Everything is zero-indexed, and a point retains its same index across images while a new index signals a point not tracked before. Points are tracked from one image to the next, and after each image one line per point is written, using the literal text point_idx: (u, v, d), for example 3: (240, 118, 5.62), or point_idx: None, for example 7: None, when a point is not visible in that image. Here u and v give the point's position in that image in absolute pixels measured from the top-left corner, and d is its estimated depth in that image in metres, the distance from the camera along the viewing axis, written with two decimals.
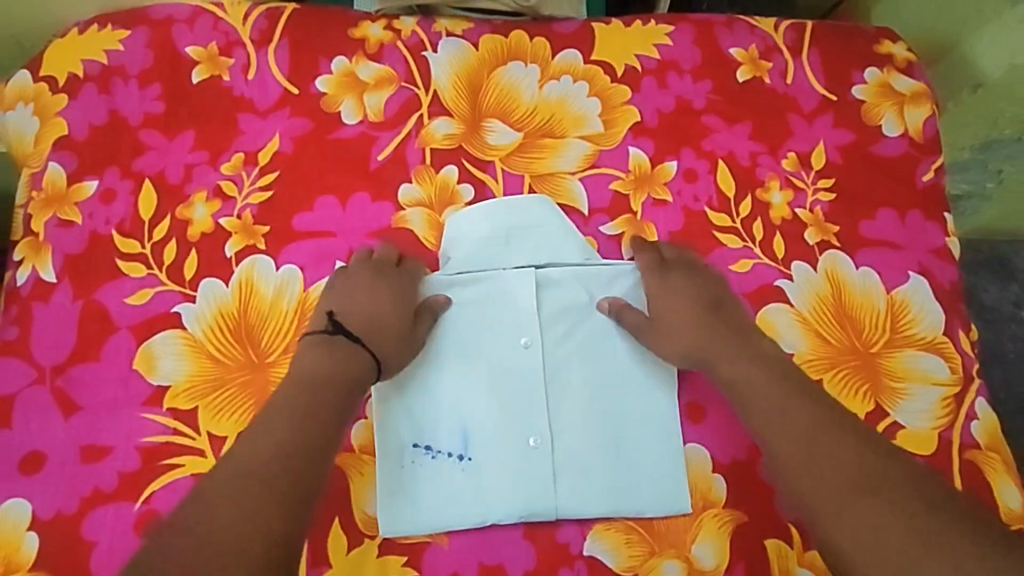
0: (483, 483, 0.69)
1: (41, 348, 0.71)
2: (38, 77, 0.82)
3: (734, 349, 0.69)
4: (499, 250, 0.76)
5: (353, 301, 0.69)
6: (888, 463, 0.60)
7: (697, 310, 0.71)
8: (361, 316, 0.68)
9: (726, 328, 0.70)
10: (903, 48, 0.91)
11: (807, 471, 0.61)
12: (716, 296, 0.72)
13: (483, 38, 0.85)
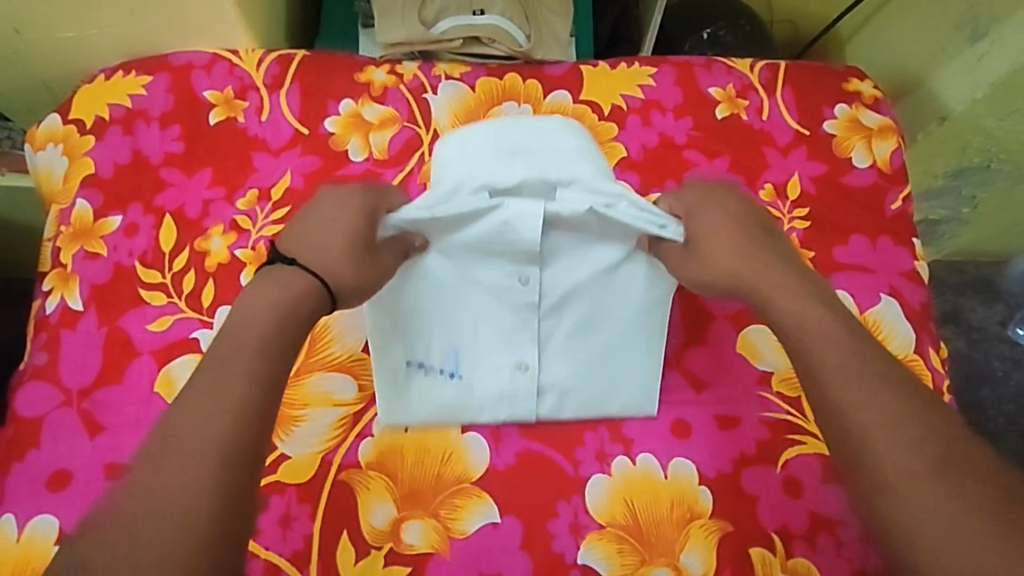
0: (472, 399, 0.76)
1: (68, 373, 0.76)
2: (67, 119, 0.88)
3: (783, 281, 0.68)
4: (501, 164, 0.71)
5: (317, 228, 0.65)
6: (948, 441, 0.59)
7: (739, 242, 0.71)
8: (320, 242, 0.64)
9: (772, 255, 0.70)
10: (870, 85, 0.98)
11: (852, 390, 0.61)
12: (765, 226, 0.72)
13: (479, 81, 0.92)
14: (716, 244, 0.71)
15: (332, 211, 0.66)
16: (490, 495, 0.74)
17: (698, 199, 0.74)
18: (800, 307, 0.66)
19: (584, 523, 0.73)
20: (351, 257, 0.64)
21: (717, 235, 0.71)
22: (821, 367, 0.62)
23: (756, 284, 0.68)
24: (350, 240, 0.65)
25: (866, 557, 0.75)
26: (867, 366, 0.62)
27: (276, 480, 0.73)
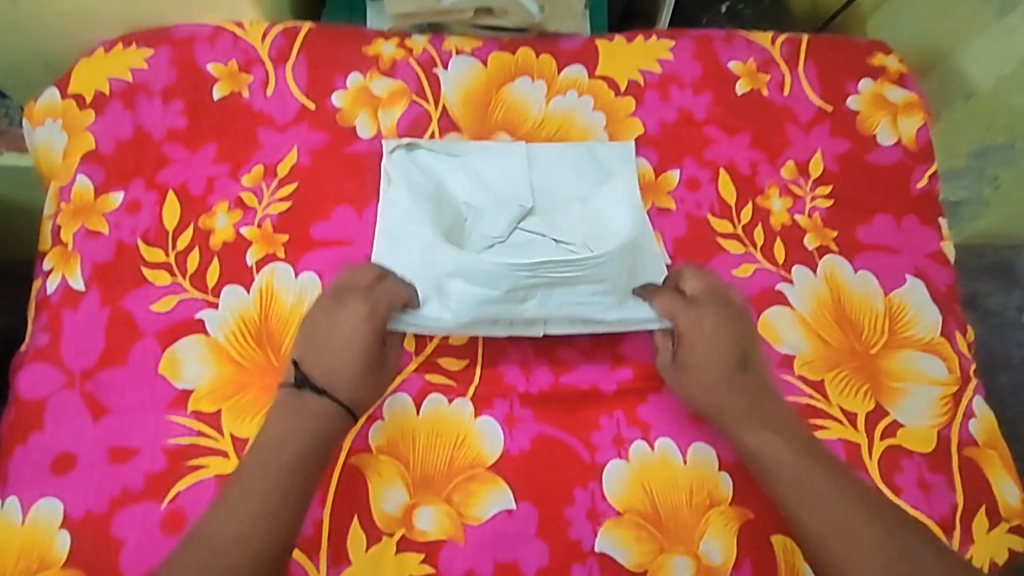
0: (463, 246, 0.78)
1: (70, 354, 0.74)
2: (66, 94, 0.86)
3: (757, 421, 0.72)
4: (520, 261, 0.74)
5: (331, 347, 0.71)
6: (894, 524, 0.67)
7: (722, 370, 0.73)
8: (338, 365, 0.70)
9: (750, 388, 0.74)
10: (895, 60, 0.95)
11: (795, 488, 0.68)
12: (744, 354, 0.75)
13: (492, 55, 0.89)
14: (702, 386, 0.73)
15: (342, 318, 0.72)
16: (504, 481, 0.72)
17: (687, 328, 0.75)
18: (768, 441, 0.71)
19: (601, 509, 0.71)
20: (367, 354, 0.71)
21: (700, 370, 0.74)
22: (780, 470, 0.69)
23: (731, 422, 0.72)
24: (360, 368, 0.71)
25: None
26: (824, 463, 0.69)
27: None
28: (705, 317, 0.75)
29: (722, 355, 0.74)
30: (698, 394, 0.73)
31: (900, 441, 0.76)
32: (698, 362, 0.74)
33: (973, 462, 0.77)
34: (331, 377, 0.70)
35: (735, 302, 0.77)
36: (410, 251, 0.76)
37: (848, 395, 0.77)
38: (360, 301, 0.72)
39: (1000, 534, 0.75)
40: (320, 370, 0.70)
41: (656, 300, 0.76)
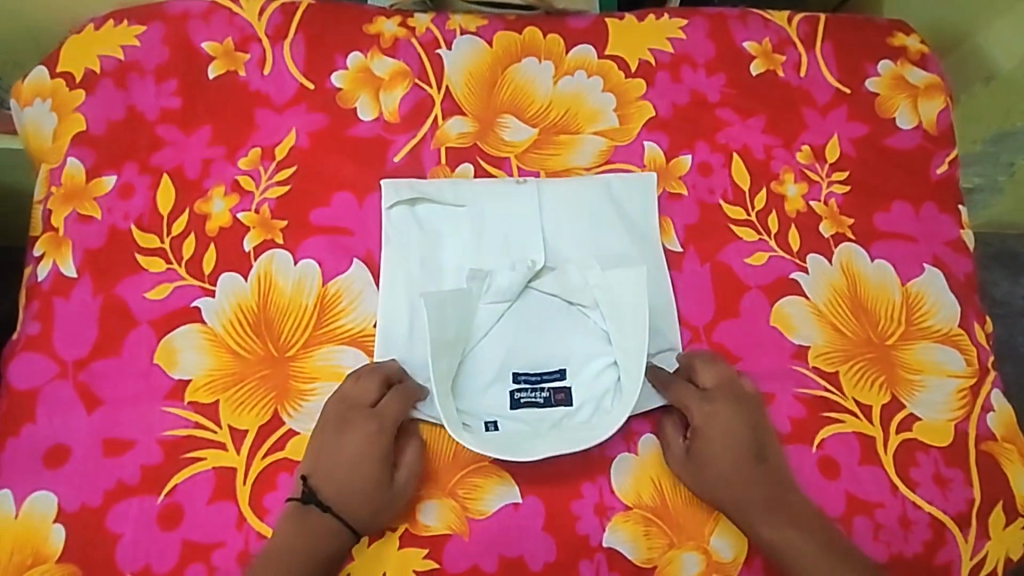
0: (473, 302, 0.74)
1: (63, 343, 0.72)
2: (55, 72, 0.82)
3: (779, 516, 0.68)
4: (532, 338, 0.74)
5: (340, 461, 0.67)
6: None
7: (744, 466, 0.69)
8: (348, 482, 0.66)
9: (772, 480, 0.69)
10: (916, 40, 0.91)
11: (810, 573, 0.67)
12: (762, 445, 0.70)
13: (497, 35, 0.85)
14: (726, 490, 0.69)
15: (347, 449, 0.67)
16: (510, 475, 0.70)
17: (703, 422, 0.70)
18: (787, 537, 0.68)
19: (609, 504, 0.70)
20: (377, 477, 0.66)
21: (721, 465, 0.69)
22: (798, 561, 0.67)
23: (750, 517, 0.68)
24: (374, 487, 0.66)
25: (904, 540, 0.71)
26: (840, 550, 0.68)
27: (284, 457, 0.69)
28: (721, 415, 0.70)
29: (742, 456, 0.69)
30: (718, 482, 0.69)
31: (916, 435, 0.74)
32: (719, 448, 0.69)
33: (990, 456, 0.75)
34: (344, 498, 0.66)
35: (751, 392, 0.72)
36: (418, 313, 0.73)
37: (864, 387, 0.75)
38: (364, 421, 0.67)
39: (1016, 529, 0.73)
40: (329, 500, 0.66)
41: (671, 391, 0.71)
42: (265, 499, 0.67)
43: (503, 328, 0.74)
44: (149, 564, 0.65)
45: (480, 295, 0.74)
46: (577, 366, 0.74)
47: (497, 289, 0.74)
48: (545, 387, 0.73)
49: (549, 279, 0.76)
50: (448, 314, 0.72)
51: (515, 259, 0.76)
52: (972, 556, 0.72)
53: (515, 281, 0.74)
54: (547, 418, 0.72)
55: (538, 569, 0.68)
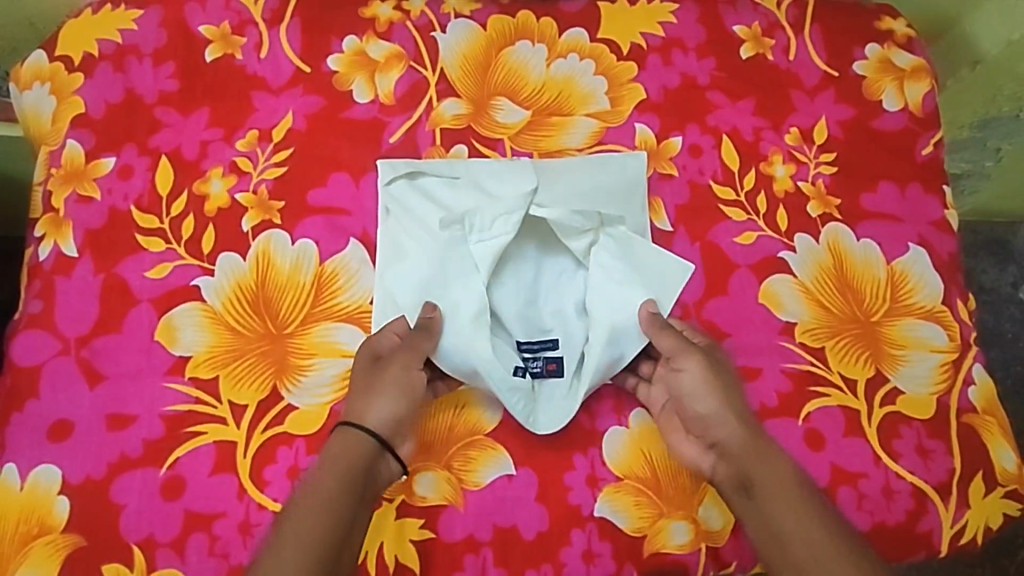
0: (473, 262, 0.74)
1: (65, 321, 0.73)
2: (53, 57, 0.84)
3: (767, 448, 0.68)
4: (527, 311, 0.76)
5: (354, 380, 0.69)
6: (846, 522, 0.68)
7: (738, 400, 0.70)
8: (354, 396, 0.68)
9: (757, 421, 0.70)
10: (903, 24, 0.93)
11: (774, 500, 0.67)
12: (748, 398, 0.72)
13: (491, 19, 0.87)
14: (716, 420, 0.69)
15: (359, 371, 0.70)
16: (504, 447, 0.72)
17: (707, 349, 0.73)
18: (778, 471, 0.68)
19: (600, 475, 0.71)
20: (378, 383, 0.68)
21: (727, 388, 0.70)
22: (764, 484, 0.67)
23: (744, 454, 0.68)
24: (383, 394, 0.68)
25: (887, 509, 0.73)
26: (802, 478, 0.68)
27: (284, 431, 0.70)
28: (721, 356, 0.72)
29: (737, 399, 0.70)
30: (704, 416, 0.70)
31: (900, 408, 0.76)
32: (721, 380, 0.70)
33: (971, 428, 0.77)
34: (355, 413, 0.67)
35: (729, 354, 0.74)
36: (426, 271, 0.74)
37: (848, 363, 0.77)
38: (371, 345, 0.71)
39: (995, 500, 0.75)
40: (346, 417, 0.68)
41: (661, 338, 0.71)
42: (265, 472, 0.69)
43: (503, 291, 0.76)
44: (152, 534, 0.67)
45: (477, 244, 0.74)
46: (570, 336, 0.76)
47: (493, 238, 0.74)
48: (541, 356, 0.75)
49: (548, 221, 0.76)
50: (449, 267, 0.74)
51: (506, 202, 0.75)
52: (953, 525, 0.74)
53: (512, 234, 0.75)
54: (545, 388, 0.73)
55: (531, 538, 0.70)
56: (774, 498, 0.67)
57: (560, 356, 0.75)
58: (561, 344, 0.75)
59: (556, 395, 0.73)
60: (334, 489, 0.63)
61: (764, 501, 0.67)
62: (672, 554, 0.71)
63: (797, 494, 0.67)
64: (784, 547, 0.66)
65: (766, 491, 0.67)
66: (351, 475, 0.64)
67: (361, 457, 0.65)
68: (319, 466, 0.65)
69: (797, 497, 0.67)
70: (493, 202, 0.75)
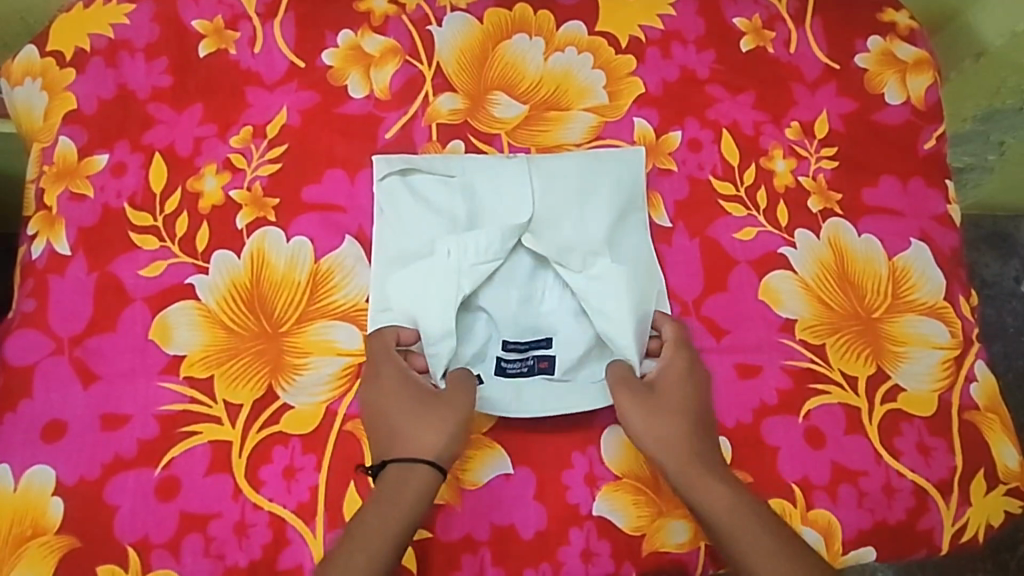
0: (461, 265, 0.72)
1: (58, 320, 0.73)
2: (44, 52, 0.82)
3: (713, 473, 0.67)
4: (523, 311, 0.75)
5: (389, 407, 0.67)
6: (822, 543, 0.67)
7: (681, 420, 0.69)
8: (398, 432, 0.66)
9: (708, 444, 0.69)
10: (905, 16, 0.92)
11: (729, 524, 0.66)
12: (707, 415, 0.70)
13: (487, 12, 0.86)
14: (657, 446, 0.68)
15: (375, 394, 0.68)
16: (502, 446, 0.71)
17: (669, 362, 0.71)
18: (722, 498, 0.66)
19: (598, 474, 0.71)
20: (433, 414, 0.66)
21: (668, 408, 0.69)
22: (715, 507, 0.66)
23: (684, 477, 0.67)
24: (437, 423, 0.66)
25: (888, 507, 0.73)
26: (749, 501, 0.67)
27: (279, 431, 0.70)
28: (690, 369, 0.71)
29: (683, 418, 0.69)
30: (650, 440, 0.68)
31: (901, 406, 0.75)
32: (670, 395, 0.69)
33: (973, 425, 0.76)
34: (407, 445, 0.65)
35: (700, 367, 0.72)
36: (412, 288, 0.72)
37: (849, 360, 0.76)
38: (393, 364, 0.69)
39: (997, 497, 0.75)
40: (397, 454, 0.66)
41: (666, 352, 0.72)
42: (260, 472, 0.68)
43: (496, 294, 0.74)
44: (147, 535, 0.67)
45: (469, 247, 0.73)
46: (562, 336, 0.74)
47: (480, 257, 0.73)
48: (531, 356, 0.73)
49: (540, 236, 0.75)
50: (432, 286, 0.72)
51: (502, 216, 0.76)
52: (954, 523, 0.73)
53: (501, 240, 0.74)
54: (530, 387, 0.72)
55: (529, 537, 0.69)
56: (724, 525, 0.66)
57: (552, 355, 0.73)
58: (555, 342, 0.74)
59: (539, 397, 0.72)
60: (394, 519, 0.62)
61: (718, 524, 0.66)
62: (671, 553, 0.70)
63: (749, 520, 0.66)
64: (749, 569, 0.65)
65: (715, 517, 0.66)
66: (399, 523, 0.63)
67: (411, 498, 0.63)
68: (383, 496, 0.63)
69: (744, 524, 0.65)
70: (492, 217, 0.76)
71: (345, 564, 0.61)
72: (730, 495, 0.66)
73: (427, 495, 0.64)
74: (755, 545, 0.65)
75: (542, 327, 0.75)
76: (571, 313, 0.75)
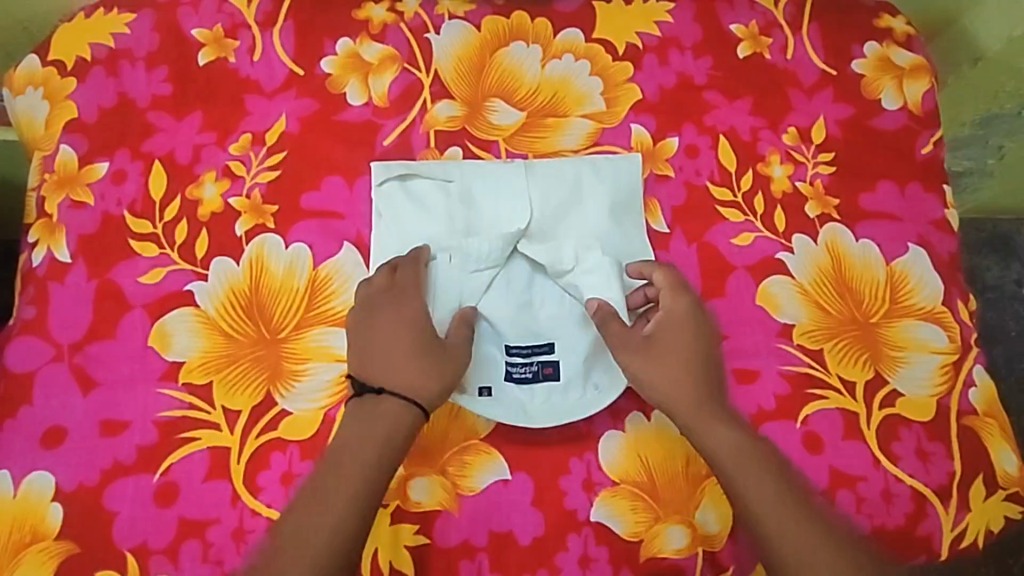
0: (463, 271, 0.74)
1: (58, 327, 0.73)
2: (46, 61, 0.83)
3: (717, 417, 0.69)
4: (523, 314, 0.75)
5: (394, 347, 0.70)
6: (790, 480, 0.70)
7: (689, 368, 0.70)
8: (400, 364, 0.69)
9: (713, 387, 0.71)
10: (902, 22, 0.92)
11: (728, 467, 0.68)
12: (714, 358, 0.72)
13: (485, 20, 0.86)
14: (660, 388, 0.70)
15: (382, 333, 0.70)
16: (498, 451, 0.71)
17: (674, 313, 0.72)
18: (731, 444, 0.69)
19: (596, 480, 0.71)
20: (433, 360, 0.69)
21: (670, 354, 0.71)
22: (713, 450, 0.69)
23: (697, 422, 0.69)
24: (434, 364, 0.69)
25: (887, 513, 0.72)
26: (746, 447, 0.69)
27: (277, 437, 0.70)
28: (693, 319, 0.72)
29: (685, 363, 0.71)
30: (652, 381, 0.70)
31: (900, 411, 0.75)
32: (673, 345, 0.71)
33: (972, 430, 0.76)
34: (405, 381, 0.68)
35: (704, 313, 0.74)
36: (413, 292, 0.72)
37: (847, 364, 0.76)
38: (403, 297, 0.71)
39: (996, 503, 0.75)
40: (394, 387, 0.69)
41: (667, 299, 0.73)
42: (258, 478, 0.69)
43: (495, 298, 0.75)
44: (146, 541, 0.67)
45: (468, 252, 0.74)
46: (562, 339, 0.74)
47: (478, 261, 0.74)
48: (535, 361, 0.74)
49: (535, 244, 0.76)
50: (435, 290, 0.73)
51: (501, 218, 0.77)
52: (953, 528, 0.73)
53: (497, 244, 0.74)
54: (537, 393, 0.73)
55: (527, 543, 0.69)
56: (732, 470, 0.68)
57: (556, 360, 0.74)
58: (557, 347, 0.74)
59: (546, 403, 0.72)
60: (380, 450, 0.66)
61: (717, 466, 0.69)
62: (669, 558, 0.70)
63: (743, 464, 0.68)
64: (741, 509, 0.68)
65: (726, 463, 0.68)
66: (373, 465, 0.66)
67: (388, 436, 0.67)
68: (375, 426, 0.67)
69: (751, 470, 0.68)
70: (490, 221, 0.77)
71: (330, 492, 0.65)
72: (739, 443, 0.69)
73: (394, 448, 0.67)
74: (744, 487, 0.68)
75: (541, 330, 0.74)
76: (571, 316, 0.75)
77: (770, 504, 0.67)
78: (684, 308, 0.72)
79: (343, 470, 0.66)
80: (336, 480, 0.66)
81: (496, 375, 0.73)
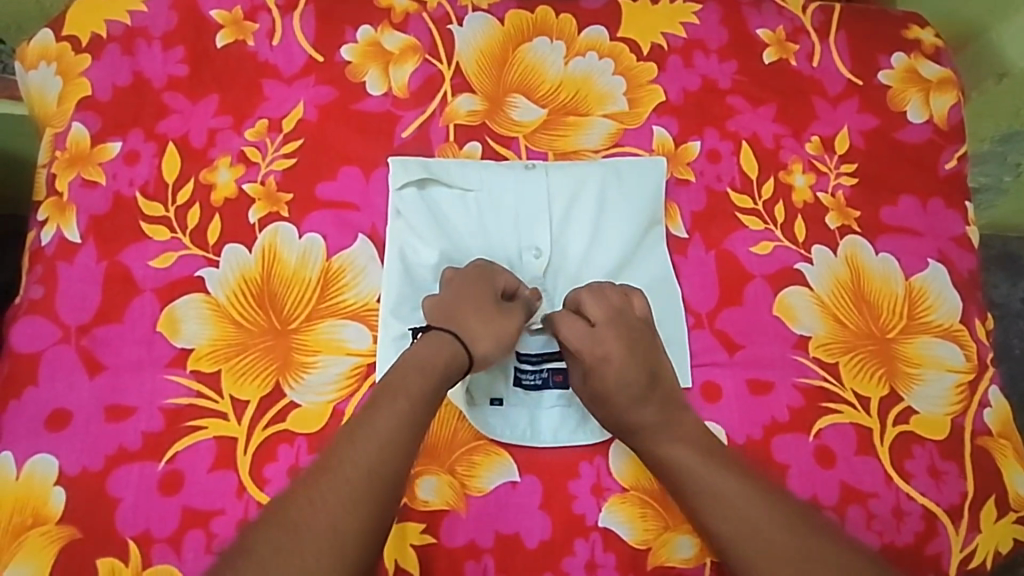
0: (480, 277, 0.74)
1: (66, 308, 0.72)
2: (61, 36, 0.82)
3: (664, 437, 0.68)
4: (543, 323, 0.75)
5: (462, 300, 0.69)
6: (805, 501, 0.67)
7: (624, 395, 0.68)
8: (461, 314, 0.68)
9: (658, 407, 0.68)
10: (930, 34, 0.91)
11: (697, 485, 0.66)
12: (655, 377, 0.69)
13: (509, 14, 0.85)
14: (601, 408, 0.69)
15: (459, 283, 0.71)
16: (508, 452, 0.70)
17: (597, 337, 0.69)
18: (683, 460, 0.67)
19: (605, 485, 0.70)
20: (494, 320, 0.69)
21: (605, 383, 0.68)
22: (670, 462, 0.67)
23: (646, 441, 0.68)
24: (493, 328, 0.68)
25: (897, 530, 0.72)
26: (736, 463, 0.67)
27: (285, 429, 0.69)
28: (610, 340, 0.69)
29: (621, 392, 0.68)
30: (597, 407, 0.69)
31: (913, 428, 0.74)
32: (604, 378, 0.68)
33: (985, 450, 0.76)
34: (459, 324, 0.68)
35: (635, 328, 0.70)
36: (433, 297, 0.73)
37: (863, 381, 0.75)
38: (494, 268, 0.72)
39: (1007, 524, 0.74)
40: (441, 322, 0.68)
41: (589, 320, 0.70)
42: (265, 470, 0.68)
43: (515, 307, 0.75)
44: (149, 529, 0.66)
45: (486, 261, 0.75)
46: None
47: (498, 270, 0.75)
48: (545, 368, 0.73)
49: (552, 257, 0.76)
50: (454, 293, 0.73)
51: (523, 240, 0.76)
52: (963, 549, 0.73)
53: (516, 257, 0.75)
54: (546, 399, 0.72)
55: (533, 546, 0.68)
56: (681, 485, 0.67)
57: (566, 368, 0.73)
58: None
59: (555, 408, 0.72)
60: (390, 433, 0.62)
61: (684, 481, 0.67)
62: (676, 567, 0.70)
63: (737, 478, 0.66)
64: (732, 518, 0.65)
65: (682, 478, 0.67)
66: (383, 441, 0.62)
67: (406, 405, 0.63)
68: (385, 404, 0.63)
69: (716, 486, 0.66)
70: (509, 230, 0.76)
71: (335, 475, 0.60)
72: (699, 459, 0.67)
73: (407, 426, 0.63)
74: (727, 501, 0.65)
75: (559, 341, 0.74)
76: None
77: (761, 511, 0.65)
78: (604, 335, 0.69)
79: (351, 448, 0.61)
80: (346, 456, 0.61)
81: (506, 382, 0.73)
